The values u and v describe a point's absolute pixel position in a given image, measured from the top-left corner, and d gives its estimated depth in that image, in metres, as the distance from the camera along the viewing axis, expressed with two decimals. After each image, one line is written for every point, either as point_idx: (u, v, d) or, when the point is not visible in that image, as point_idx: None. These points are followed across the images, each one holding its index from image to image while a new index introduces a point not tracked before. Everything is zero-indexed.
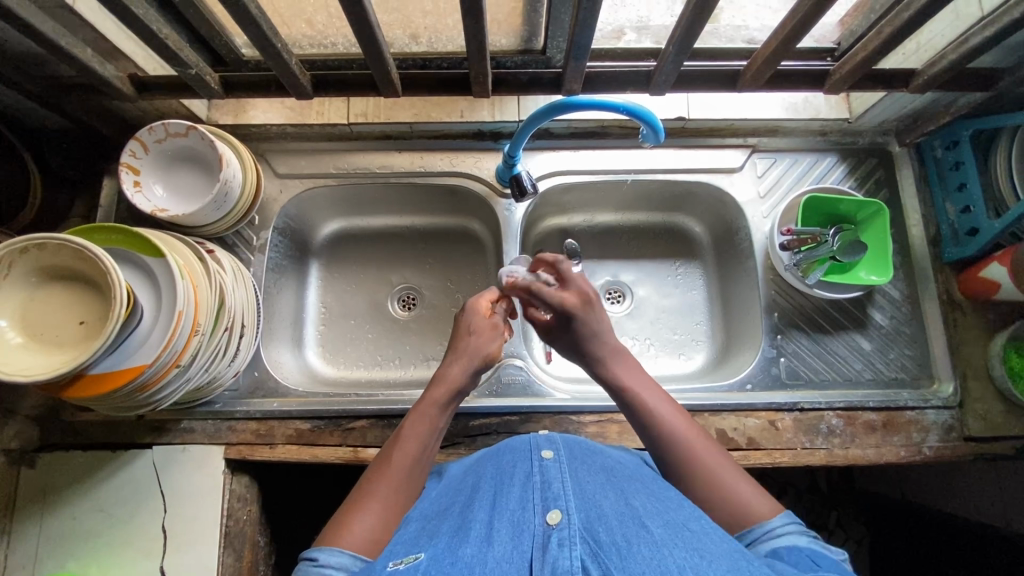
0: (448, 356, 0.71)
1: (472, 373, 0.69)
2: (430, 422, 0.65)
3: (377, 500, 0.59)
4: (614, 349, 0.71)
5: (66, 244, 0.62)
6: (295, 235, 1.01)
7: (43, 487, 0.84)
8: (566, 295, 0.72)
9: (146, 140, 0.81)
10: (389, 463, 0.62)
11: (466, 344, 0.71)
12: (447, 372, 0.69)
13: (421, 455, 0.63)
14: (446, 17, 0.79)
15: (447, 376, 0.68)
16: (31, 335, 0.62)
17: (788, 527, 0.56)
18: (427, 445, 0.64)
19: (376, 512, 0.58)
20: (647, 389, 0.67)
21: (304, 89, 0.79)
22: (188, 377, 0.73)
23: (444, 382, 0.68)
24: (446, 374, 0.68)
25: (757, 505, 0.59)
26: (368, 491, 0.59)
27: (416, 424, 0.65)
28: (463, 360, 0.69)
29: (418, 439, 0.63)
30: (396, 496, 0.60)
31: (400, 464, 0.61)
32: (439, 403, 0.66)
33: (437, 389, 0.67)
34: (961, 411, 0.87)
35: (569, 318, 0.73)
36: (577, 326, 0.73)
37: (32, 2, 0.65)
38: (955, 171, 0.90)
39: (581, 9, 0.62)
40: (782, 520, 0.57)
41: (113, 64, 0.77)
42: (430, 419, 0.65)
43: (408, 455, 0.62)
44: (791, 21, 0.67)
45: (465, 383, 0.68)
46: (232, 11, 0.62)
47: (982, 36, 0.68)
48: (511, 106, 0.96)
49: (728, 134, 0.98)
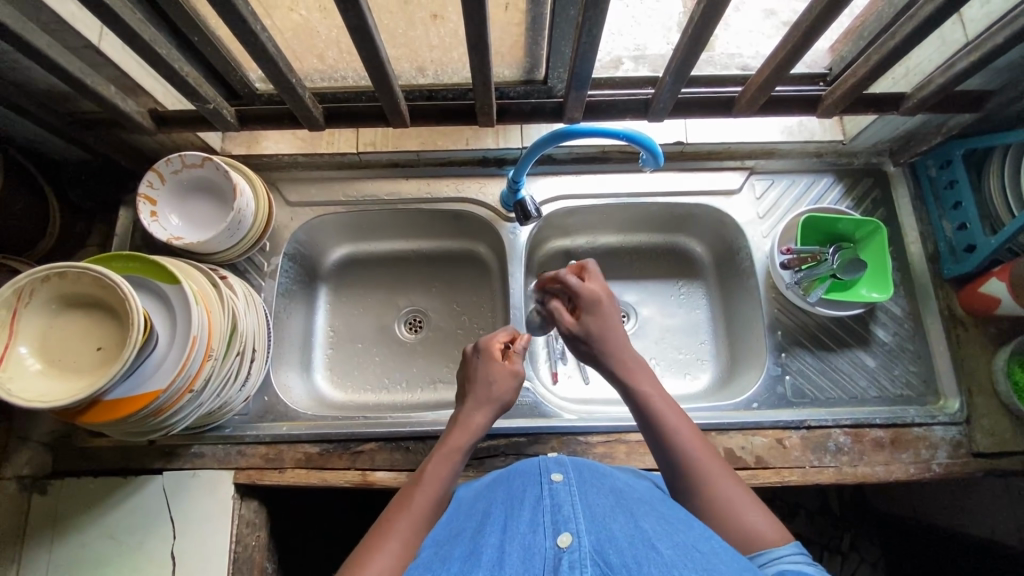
0: (468, 402, 0.72)
1: (490, 420, 0.72)
2: (451, 469, 0.66)
3: (399, 535, 0.59)
4: (633, 370, 0.69)
5: (86, 274, 0.64)
6: (305, 261, 1.04)
7: (53, 514, 0.84)
8: (587, 287, 0.72)
9: (163, 172, 0.84)
10: (409, 503, 0.62)
11: (486, 391, 0.72)
12: (469, 419, 0.70)
13: (441, 496, 0.64)
14: (451, 51, 0.83)
15: (469, 423, 0.70)
16: (49, 363, 0.64)
17: (795, 555, 0.55)
18: (447, 489, 0.66)
19: (397, 546, 0.58)
20: (661, 405, 0.67)
21: (316, 120, 0.82)
22: (200, 402, 0.74)
23: (467, 429, 0.69)
24: (468, 421, 0.70)
25: (764, 530, 0.58)
26: (388, 527, 0.59)
27: (436, 467, 0.66)
28: (484, 407, 0.71)
29: (440, 483, 0.64)
30: (417, 534, 0.60)
31: (422, 503, 0.62)
32: (460, 450, 0.68)
33: (460, 435, 0.69)
34: (968, 427, 0.87)
35: (586, 326, 0.72)
36: (596, 336, 0.71)
37: (59, 43, 0.68)
38: (949, 190, 0.92)
39: (581, 42, 0.66)
40: (791, 549, 0.56)
41: (134, 100, 0.80)
42: (452, 465, 0.66)
43: (430, 497, 0.63)
44: (781, 51, 0.70)
45: (485, 431, 0.71)
46: (250, 51, 0.66)
47: (966, 62, 0.71)
48: (515, 133, 0.99)
49: (726, 157, 1.00)
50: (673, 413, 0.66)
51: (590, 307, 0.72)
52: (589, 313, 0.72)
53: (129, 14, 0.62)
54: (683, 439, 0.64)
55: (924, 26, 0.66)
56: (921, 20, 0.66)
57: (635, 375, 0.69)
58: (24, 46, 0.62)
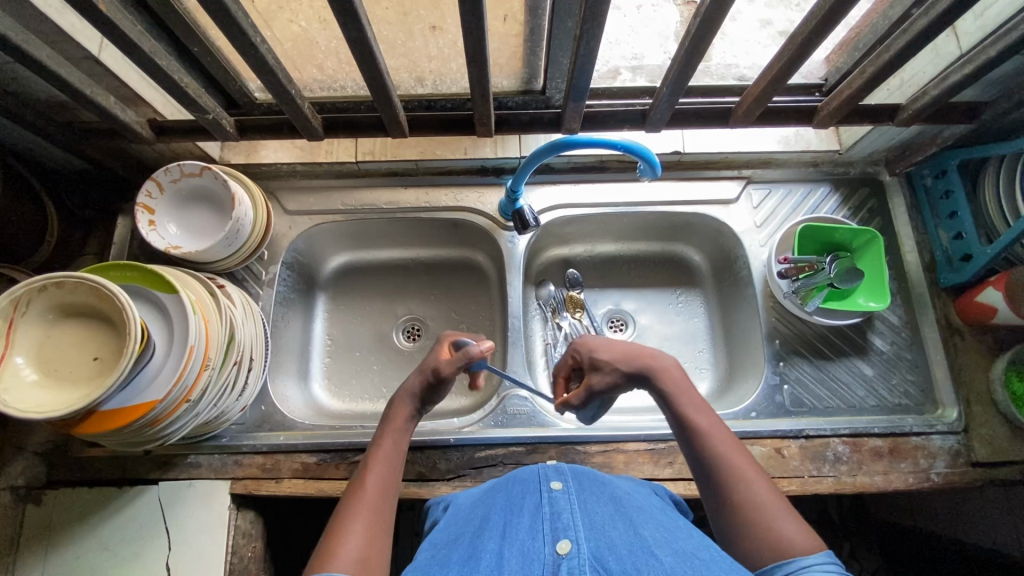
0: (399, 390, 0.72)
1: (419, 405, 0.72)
2: (392, 452, 0.67)
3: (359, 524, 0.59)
4: (661, 371, 0.70)
5: (83, 283, 0.64)
6: (303, 270, 1.04)
7: (48, 525, 0.84)
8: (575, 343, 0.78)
9: (162, 181, 0.84)
10: (363, 486, 0.63)
11: (414, 376, 0.72)
12: (399, 406, 0.71)
13: (392, 479, 0.65)
14: (450, 61, 0.84)
15: (398, 410, 0.70)
16: (45, 373, 0.64)
17: (825, 565, 0.54)
18: (394, 473, 0.65)
19: (360, 532, 0.58)
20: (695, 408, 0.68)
21: (314, 130, 0.82)
22: (197, 412, 0.74)
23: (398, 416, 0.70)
24: (397, 405, 0.71)
25: (794, 539, 0.57)
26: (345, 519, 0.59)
27: (381, 449, 0.67)
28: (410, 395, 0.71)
29: (384, 466, 0.65)
30: (377, 519, 0.60)
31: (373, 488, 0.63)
32: (394, 434, 0.68)
33: (394, 417, 0.70)
34: (967, 437, 0.87)
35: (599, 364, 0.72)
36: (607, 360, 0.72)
37: (59, 54, 0.68)
38: (945, 200, 0.92)
39: (579, 54, 0.66)
40: (821, 558, 0.54)
41: (133, 110, 0.80)
42: (390, 448, 0.67)
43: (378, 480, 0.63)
44: (776, 64, 0.71)
45: (412, 415, 0.71)
46: (250, 64, 0.66)
47: (960, 74, 0.72)
48: (513, 143, 1.00)
49: (723, 166, 1.01)
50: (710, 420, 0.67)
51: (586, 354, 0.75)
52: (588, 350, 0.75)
53: (131, 26, 0.62)
54: (717, 443, 0.65)
55: (918, 40, 0.67)
56: (915, 33, 0.66)
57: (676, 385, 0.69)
58: (24, 57, 0.62)
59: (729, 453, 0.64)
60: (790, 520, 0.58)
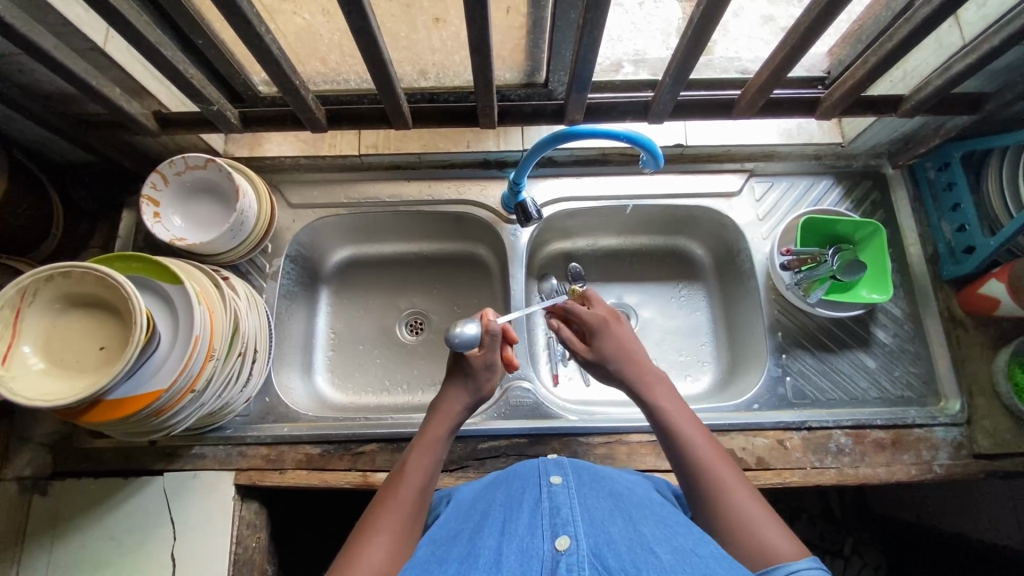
0: (445, 390, 0.72)
1: (469, 405, 0.72)
2: (434, 457, 0.67)
3: (387, 530, 0.59)
4: (644, 381, 0.72)
5: (90, 273, 0.64)
6: (307, 263, 1.04)
7: (53, 515, 0.84)
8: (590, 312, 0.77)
9: (167, 174, 0.85)
10: (395, 495, 0.63)
11: (459, 380, 0.72)
12: (446, 408, 0.71)
13: (427, 482, 0.65)
14: (453, 54, 0.84)
15: (444, 411, 0.70)
16: (52, 362, 0.64)
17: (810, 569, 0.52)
18: (432, 478, 0.66)
19: (384, 541, 0.58)
20: (681, 418, 0.68)
21: (319, 122, 0.82)
22: (202, 402, 0.74)
23: (444, 419, 0.70)
24: (443, 407, 0.71)
25: (781, 548, 0.56)
26: (374, 521, 0.60)
27: (421, 452, 0.67)
28: (462, 396, 0.72)
29: (421, 471, 0.65)
30: (407, 526, 0.60)
31: (406, 494, 0.63)
32: (438, 437, 0.68)
33: (439, 420, 0.70)
34: (970, 429, 0.87)
35: (595, 346, 0.76)
36: (607, 354, 0.74)
37: (66, 46, 0.69)
38: (948, 192, 0.92)
39: (581, 45, 0.67)
40: (807, 562, 0.53)
41: (139, 103, 0.81)
42: (432, 452, 0.67)
43: (414, 486, 0.64)
44: (778, 56, 0.71)
45: (461, 417, 0.71)
46: (256, 54, 0.66)
47: (964, 63, 0.72)
48: (515, 136, 1.00)
49: (725, 159, 1.01)
50: (698, 433, 0.67)
51: (598, 330, 0.76)
52: (599, 333, 0.76)
53: (137, 18, 0.63)
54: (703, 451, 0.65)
55: (920, 29, 0.67)
56: (917, 22, 0.66)
57: (651, 388, 0.71)
58: (33, 49, 0.63)
59: (715, 464, 0.64)
60: (776, 530, 0.58)
